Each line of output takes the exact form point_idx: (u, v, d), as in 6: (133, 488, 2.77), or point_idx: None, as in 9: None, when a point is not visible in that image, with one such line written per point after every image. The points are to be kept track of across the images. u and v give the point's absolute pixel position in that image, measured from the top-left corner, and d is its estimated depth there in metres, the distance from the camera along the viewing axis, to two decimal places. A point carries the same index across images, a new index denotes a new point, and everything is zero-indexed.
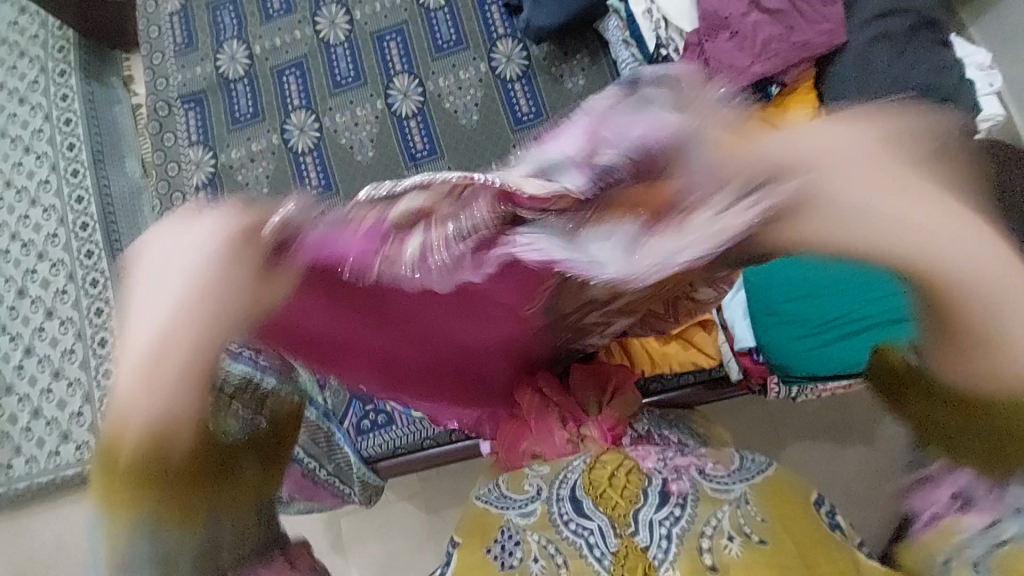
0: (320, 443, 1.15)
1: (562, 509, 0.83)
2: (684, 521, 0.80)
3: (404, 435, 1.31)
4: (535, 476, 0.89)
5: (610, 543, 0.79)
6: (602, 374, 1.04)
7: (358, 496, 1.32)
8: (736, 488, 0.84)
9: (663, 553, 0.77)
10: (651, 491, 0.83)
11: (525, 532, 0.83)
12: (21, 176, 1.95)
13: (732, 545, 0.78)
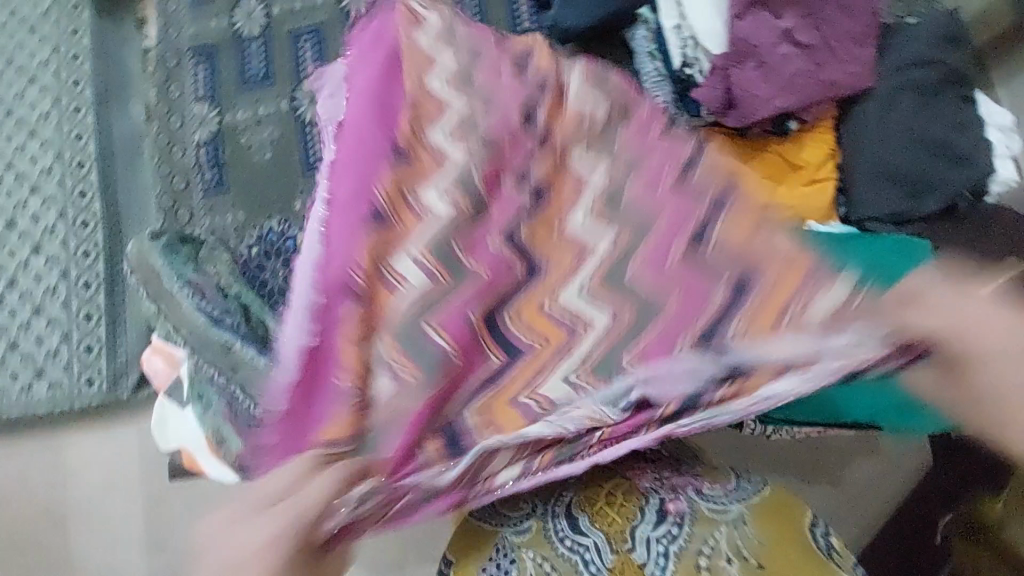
0: None
1: (559, 528, 0.89)
2: (680, 538, 0.86)
3: None
4: (527, 494, 0.92)
5: (606, 560, 0.86)
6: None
7: None
8: (734, 508, 0.89)
9: (661, 569, 0.85)
10: (647, 508, 0.89)
11: (521, 547, 0.88)
12: (24, 108, 1.87)
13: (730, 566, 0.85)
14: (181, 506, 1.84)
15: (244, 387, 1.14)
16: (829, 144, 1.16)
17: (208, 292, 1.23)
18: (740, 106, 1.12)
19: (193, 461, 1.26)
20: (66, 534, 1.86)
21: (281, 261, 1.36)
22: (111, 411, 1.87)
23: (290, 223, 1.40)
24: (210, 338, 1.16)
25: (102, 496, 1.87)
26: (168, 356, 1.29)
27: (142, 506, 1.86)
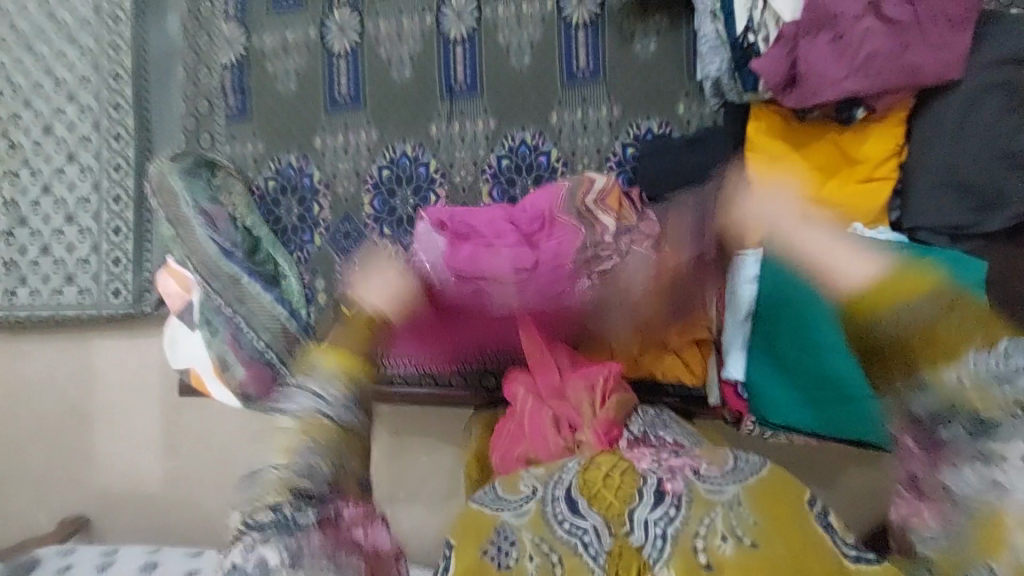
0: (293, 353, 1.26)
1: (557, 513, 0.89)
2: (675, 523, 0.84)
3: (379, 367, 1.30)
4: (529, 478, 0.94)
5: (605, 543, 0.86)
6: (590, 374, 1.08)
7: None
8: (729, 488, 0.85)
9: (657, 552, 0.83)
10: (643, 492, 0.87)
11: (520, 531, 0.89)
12: (64, 10, 1.81)
13: (726, 547, 0.82)
14: (193, 419, 1.96)
15: (247, 319, 1.25)
16: (896, 141, 1.03)
17: (221, 226, 1.30)
18: (802, 85, 1.00)
19: (200, 382, 1.31)
20: (95, 427, 2.03)
21: (295, 198, 1.35)
22: (135, 322, 1.96)
23: (308, 161, 1.35)
24: (219, 269, 1.26)
25: (125, 398, 2.00)
26: (179, 278, 1.31)
27: (160, 412, 1.98)
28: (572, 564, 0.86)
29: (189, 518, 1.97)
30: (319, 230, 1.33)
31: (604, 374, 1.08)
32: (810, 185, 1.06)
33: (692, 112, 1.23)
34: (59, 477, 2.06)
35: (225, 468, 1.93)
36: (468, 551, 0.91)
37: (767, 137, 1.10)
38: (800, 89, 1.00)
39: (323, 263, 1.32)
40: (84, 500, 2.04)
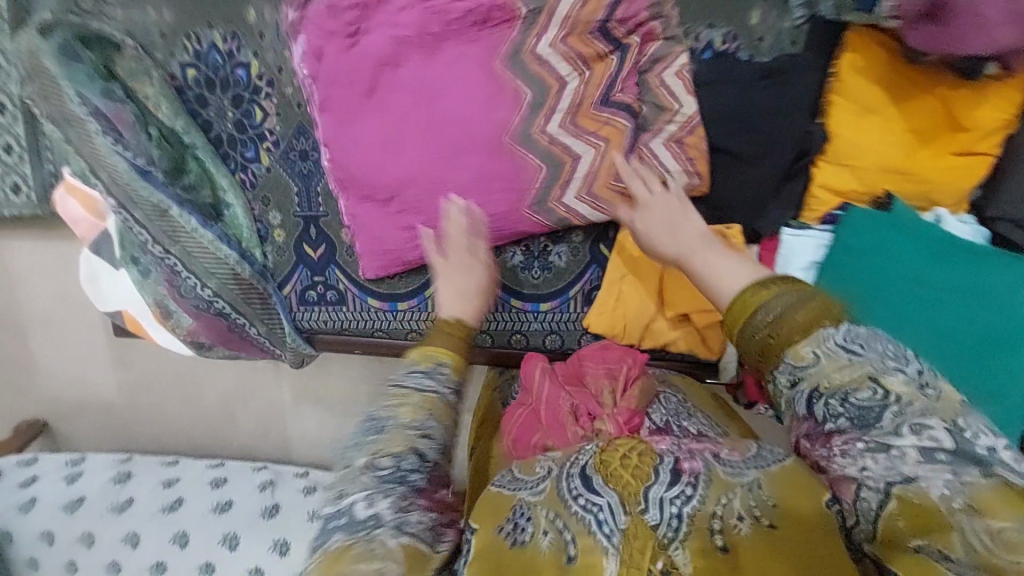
0: (252, 303, 1.06)
1: (573, 486, 0.72)
2: (693, 504, 0.68)
3: (354, 319, 1.11)
4: (546, 459, 0.77)
5: (619, 521, 0.68)
6: (613, 367, 0.99)
7: (286, 358, 1.16)
8: (748, 474, 0.70)
9: (674, 532, 0.67)
10: (660, 474, 0.71)
11: (536, 507, 0.72)
12: None
13: (742, 526, 0.66)
14: None
15: (186, 263, 1.00)
16: (1011, 114, 0.80)
17: (127, 132, 0.94)
18: (942, 19, 0.71)
19: (138, 326, 1.11)
20: (35, 334, 1.82)
21: (228, 97, 0.99)
22: (55, 227, 1.65)
23: (238, 41, 0.96)
24: (135, 194, 0.95)
25: (64, 308, 1.77)
26: (84, 200, 1.02)
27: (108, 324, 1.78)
28: (589, 556, 0.68)
29: (158, 425, 1.89)
30: (266, 145, 1.01)
31: (630, 364, 0.98)
32: (895, 157, 0.84)
33: (768, 25, 0.91)
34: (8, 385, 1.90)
35: (192, 379, 1.81)
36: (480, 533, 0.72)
37: (861, 83, 0.84)
38: (949, 25, 0.71)
39: (278, 191, 1.04)
40: (40, 408, 1.91)
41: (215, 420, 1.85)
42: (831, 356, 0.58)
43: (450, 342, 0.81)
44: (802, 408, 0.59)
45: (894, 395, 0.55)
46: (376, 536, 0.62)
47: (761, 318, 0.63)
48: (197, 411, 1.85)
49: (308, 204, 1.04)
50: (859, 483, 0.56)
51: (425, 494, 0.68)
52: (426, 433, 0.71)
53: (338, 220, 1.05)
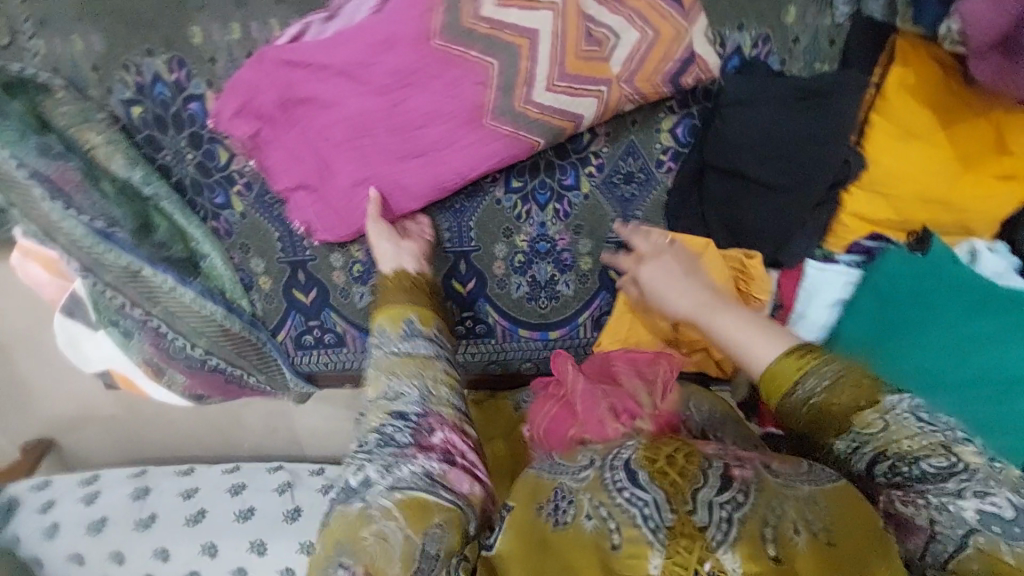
0: (247, 356, 1.00)
1: (616, 477, 0.54)
2: (745, 510, 0.51)
3: (357, 359, 1.06)
4: (588, 449, 0.60)
5: (665, 520, 0.50)
6: (641, 367, 0.88)
7: (290, 395, 1.13)
8: (803, 487, 0.53)
9: (722, 536, 0.49)
10: (706, 475, 0.53)
11: (578, 493, 0.55)
12: None
13: (799, 539, 0.49)
14: None
15: (170, 323, 0.93)
16: None
17: (77, 194, 0.83)
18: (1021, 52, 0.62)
19: (129, 381, 1.05)
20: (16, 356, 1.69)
21: (185, 136, 0.85)
22: None
23: (185, 70, 0.81)
24: (101, 258, 0.86)
25: (41, 332, 1.63)
26: (46, 263, 0.92)
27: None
28: (635, 548, 0.50)
29: (160, 430, 1.82)
30: (237, 188, 0.90)
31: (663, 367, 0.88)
32: (934, 188, 0.77)
33: (805, 22, 0.79)
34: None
35: None
36: (515, 514, 0.57)
37: (911, 103, 0.75)
38: (1017, 65, 0.63)
39: (258, 237, 0.93)
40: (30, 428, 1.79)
41: (221, 424, 1.80)
42: (893, 431, 0.53)
43: (416, 294, 0.79)
44: (861, 467, 0.55)
45: (966, 464, 0.50)
46: (372, 500, 0.58)
47: (804, 392, 0.58)
48: (197, 415, 1.79)
49: (292, 249, 0.95)
50: (930, 531, 0.50)
51: (416, 445, 0.62)
52: (400, 395, 0.66)
53: (327, 262, 0.96)
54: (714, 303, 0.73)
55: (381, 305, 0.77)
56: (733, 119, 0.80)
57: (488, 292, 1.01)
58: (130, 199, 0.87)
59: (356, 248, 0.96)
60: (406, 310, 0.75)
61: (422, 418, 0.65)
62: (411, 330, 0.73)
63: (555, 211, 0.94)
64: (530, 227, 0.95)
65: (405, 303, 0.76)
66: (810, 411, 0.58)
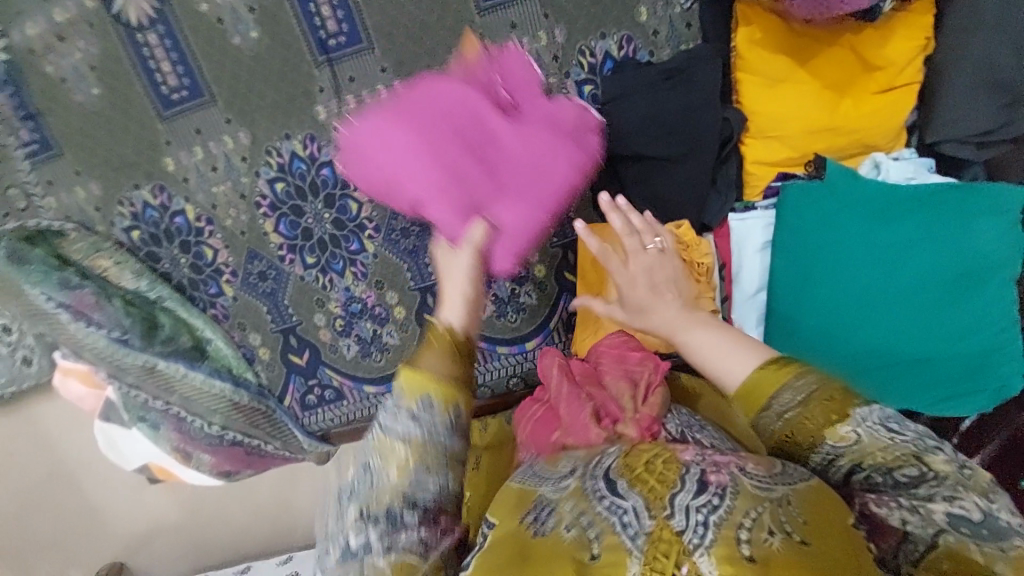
0: (260, 425, 1.11)
1: (596, 486, 0.55)
2: (721, 513, 0.48)
3: (358, 409, 1.15)
4: (571, 458, 0.64)
5: (644, 523, 0.49)
6: (630, 368, 0.90)
7: (311, 458, 1.20)
8: (777, 488, 0.50)
9: (699, 538, 0.47)
10: (684, 480, 0.51)
11: (559, 502, 0.56)
12: None
13: (774, 540, 0.46)
14: None
15: (187, 407, 1.06)
16: (919, 41, 0.78)
17: (94, 312, 0.99)
18: None
19: (166, 472, 1.17)
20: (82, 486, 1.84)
21: (177, 246, 1.02)
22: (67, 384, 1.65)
23: (166, 193, 0.99)
24: (123, 362, 1.01)
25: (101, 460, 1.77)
26: (84, 377, 1.08)
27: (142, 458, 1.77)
28: (613, 556, 0.49)
29: (219, 532, 1.87)
30: (225, 278, 1.05)
31: (652, 370, 0.88)
32: (814, 118, 0.83)
33: (657, 17, 0.90)
34: (58, 556, 1.86)
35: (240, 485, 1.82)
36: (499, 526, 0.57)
37: (763, 53, 0.82)
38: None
39: (250, 316, 1.07)
40: (97, 561, 1.87)
41: (270, 513, 1.84)
42: (861, 443, 0.51)
43: (445, 369, 0.52)
44: (836, 478, 0.53)
45: (938, 472, 0.48)
46: (370, 565, 0.47)
47: (780, 409, 0.55)
48: (252, 509, 1.85)
49: (280, 318, 1.08)
50: (903, 533, 0.49)
51: (424, 521, 0.49)
52: (421, 485, 0.49)
53: (313, 323, 1.08)
54: (690, 321, 0.68)
55: (409, 365, 0.51)
56: (617, 111, 0.90)
57: None
58: (137, 308, 1.02)
59: (333, 305, 1.08)
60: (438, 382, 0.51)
61: (434, 502, 0.50)
62: (425, 407, 0.50)
63: None
64: None
65: (435, 372, 0.51)
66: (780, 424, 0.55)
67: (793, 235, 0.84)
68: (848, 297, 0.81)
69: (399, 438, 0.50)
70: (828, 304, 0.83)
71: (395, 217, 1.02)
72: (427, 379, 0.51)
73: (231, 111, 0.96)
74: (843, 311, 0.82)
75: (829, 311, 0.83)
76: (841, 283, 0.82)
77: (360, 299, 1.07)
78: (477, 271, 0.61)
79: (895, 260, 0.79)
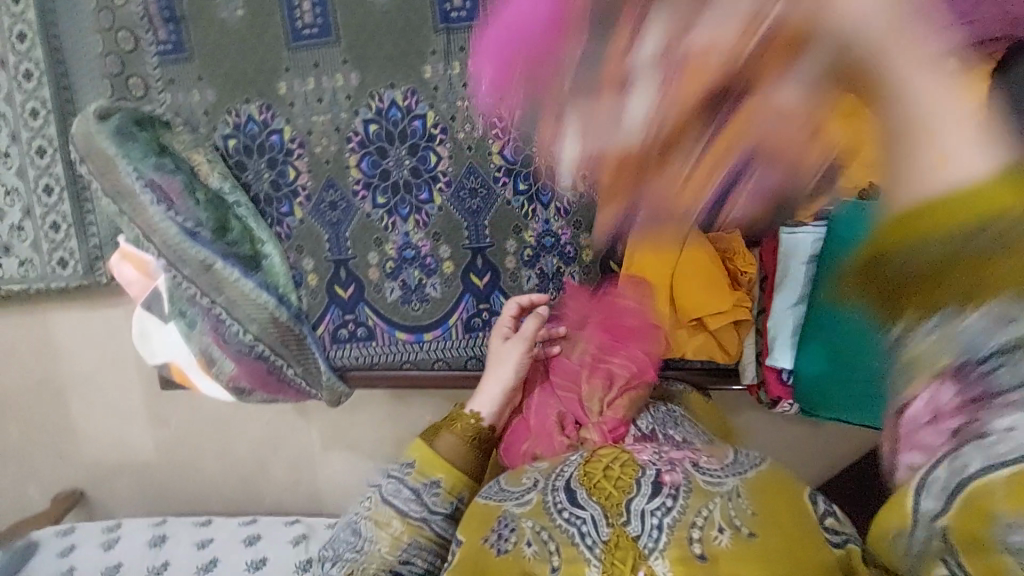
0: (289, 346, 1.14)
1: (556, 499, 0.65)
2: (675, 513, 0.61)
3: (384, 354, 1.17)
4: (532, 469, 0.72)
5: (602, 532, 0.61)
6: (607, 365, 0.87)
7: (322, 397, 1.21)
8: (727, 482, 0.63)
9: (653, 542, 0.60)
10: (640, 484, 0.63)
11: (520, 519, 0.66)
12: None
13: (722, 537, 0.59)
14: (176, 406, 1.70)
15: (230, 311, 1.10)
16: None
17: (177, 200, 1.08)
18: None
19: (184, 377, 1.20)
20: (62, 409, 1.76)
21: (265, 161, 1.11)
22: (83, 296, 1.61)
23: (271, 111, 1.09)
24: (185, 253, 1.07)
25: (90, 383, 1.70)
26: (139, 265, 1.13)
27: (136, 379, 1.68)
28: (574, 567, 0.61)
29: (190, 483, 1.77)
30: (299, 200, 1.12)
31: (626, 366, 0.86)
32: None
33: None
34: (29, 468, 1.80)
35: (220, 435, 1.71)
36: (468, 545, 0.71)
37: None
38: None
39: (309, 240, 1.13)
40: (66, 481, 1.82)
41: (244, 473, 1.74)
42: None
43: (453, 456, 0.87)
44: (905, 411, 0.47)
45: None
46: None
47: (961, 245, 0.32)
48: (228, 464, 1.73)
49: (336, 248, 1.13)
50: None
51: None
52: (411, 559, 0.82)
53: (365, 260, 1.14)
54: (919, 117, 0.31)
55: (428, 443, 0.88)
56: None
57: (501, 285, 1.14)
58: (213, 206, 1.10)
59: (389, 246, 1.13)
60: (445, 466, 0.86)
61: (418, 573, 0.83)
62: (433, 489, 0.85)
63: (556, 209, 1.07)
64: (536, 224, 1.11)
65: (447, 453, 0.87)
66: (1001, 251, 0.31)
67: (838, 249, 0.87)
68: None
69: (403, 509, 0.84)
70: None
71: (467, 177, 1.10)
72: (435, 455, 0.86)
73: (349, 54, 1.07)
74: None
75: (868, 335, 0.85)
76: None
77: (415, 246, 1.13)
78: (520, 366, 0.95)
79: None
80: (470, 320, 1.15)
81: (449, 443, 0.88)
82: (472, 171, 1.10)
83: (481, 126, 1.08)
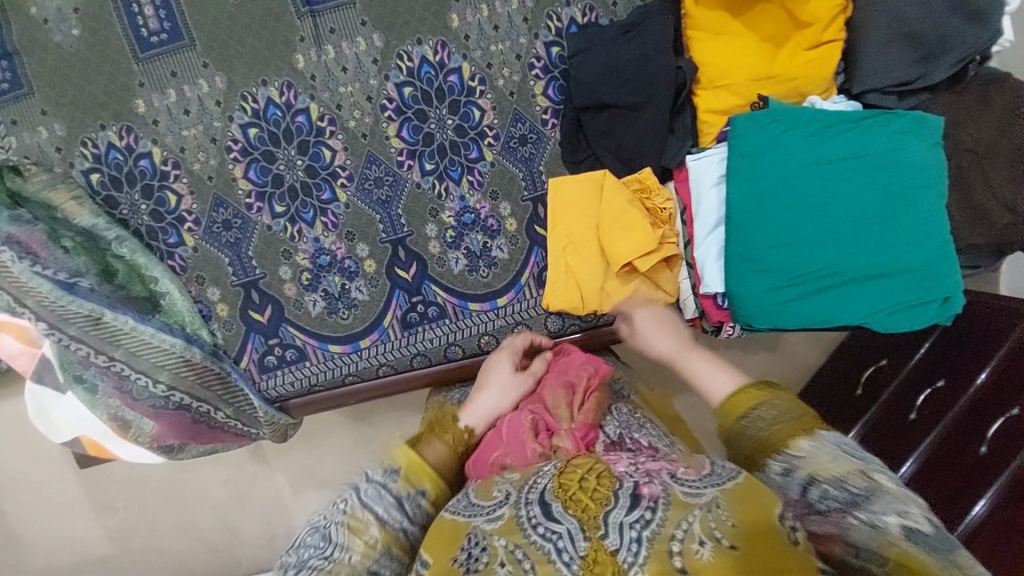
0: (211, 387, 1.03)
1: (530, 514, 0.53)
2: (653, 527, 0.50)
3: (321, 372, 1.09)
4: (504, 480, 0.59)
5: (579, 548, 0.49)
6: (569, 376, 0.83)
7: (265, 434, 1.11)
8: (707, 492, 0.53)
9: (633, 558, 0.48)
10: (618, 496, 0.52)
11: (492, 537, 0.53)
12: None
13: (705, 552, 0.48)
14: (113, 488, 1.52)
15: (131, 364, 0.98)
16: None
17: (41, 252, 0.94)
18: None
19: (100, 449, 1.06)
20: None
21: (140, 191, 0.99)
22: None
23: (134, 134, 0.98)
24: (69, 312, 0.94)
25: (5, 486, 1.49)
26: (18, 333, 0.98)
27: (60, 470, 1.49)
28: None
29: (151, 571, 1.57)
30: (187, 226, 1.01)
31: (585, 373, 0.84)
32: (755, 66, 0.93)
33: None
34: None
35: (171, 507, 1.54)
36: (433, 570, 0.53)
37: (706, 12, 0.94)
38: None
39: (208, 266, 1.03)
40: None
41: (208, 542, 1.57)
42: (829, 456, 0.57)
43: (443, 455, 0.69)
44: (794, 493, 0.57)
45: (881, 484, 0.54)
46: None
47: (757, 417, 0.62)
48: (190, 537, 1.56)
49: (241, 270, 1.03)
50: (845, 528, 0.53)
51: None
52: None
53: (277, 276, 1.04)
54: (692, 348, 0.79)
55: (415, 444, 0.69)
56: (582, 63, 0.98)
57: (430, 273, 1.08)
58: (87, 251, 0.98)
59: (300, 257, 1.05)
60: (434, 477, 0.67)
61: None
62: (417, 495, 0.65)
63: (469, 182, 1.06)
64: (452, 202, 1.06)
65: (438, 458, 0.68)
66: (758, 438, 0.61)
67: (744, 159, 0.92)
68: (809, 224, 0.89)
69: (379, 519, 0.62)
70: (784, 232, 0.90)
71: (369, 166, 1.03)
72: (420, 456, 0.67)
73: (210, 57, 0.97)
74: (808, 237, 0.89)
75: (797, 238, 0.90)
76: (800, 207, 0.89)
77: (329, 251, 1.05)
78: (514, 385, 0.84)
79: (844, 182, 0.89)
80: (406, 316, 1.08)
81: (433, 449, 0.69)
82: (375, 159, 1.03)
83: (371, 111, 1.01)
